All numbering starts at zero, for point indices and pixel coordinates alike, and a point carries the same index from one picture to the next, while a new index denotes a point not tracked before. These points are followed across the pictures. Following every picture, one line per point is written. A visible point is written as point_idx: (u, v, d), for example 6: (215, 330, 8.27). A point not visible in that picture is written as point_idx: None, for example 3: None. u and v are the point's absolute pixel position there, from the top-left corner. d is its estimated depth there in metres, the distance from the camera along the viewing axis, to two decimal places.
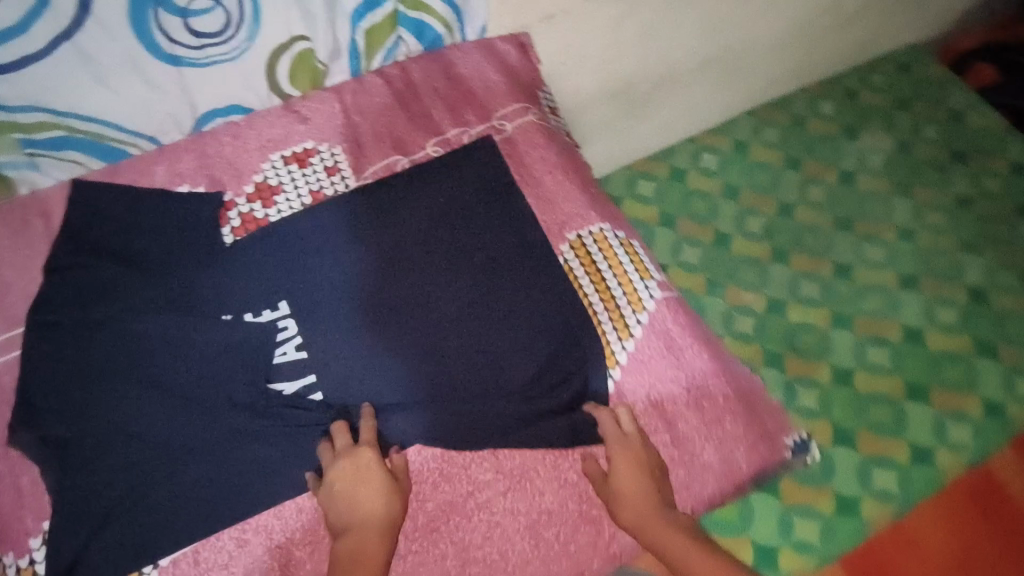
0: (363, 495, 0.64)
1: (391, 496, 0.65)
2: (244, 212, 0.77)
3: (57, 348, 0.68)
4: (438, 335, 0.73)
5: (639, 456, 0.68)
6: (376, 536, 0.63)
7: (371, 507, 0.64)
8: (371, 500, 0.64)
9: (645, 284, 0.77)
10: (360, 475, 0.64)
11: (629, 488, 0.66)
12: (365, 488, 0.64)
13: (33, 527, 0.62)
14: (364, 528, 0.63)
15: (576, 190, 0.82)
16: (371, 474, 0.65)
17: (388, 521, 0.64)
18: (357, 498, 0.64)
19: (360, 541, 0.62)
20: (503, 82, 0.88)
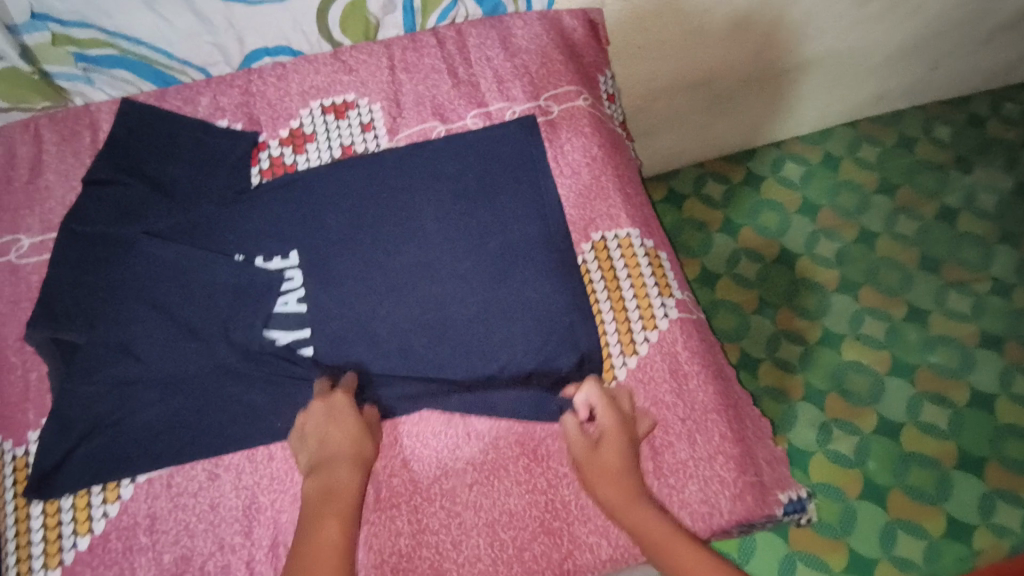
0: (333, 431, 0.63)
1: (362, 436, 0.64)
2: (274, 155, 0.78)
3: (81, 257, 0.71)
4: (440, 316, 0.71)
5: (620, 452, 0.63)
6: (348, 471, 0.61)
7: (342, 444, 0.62)
8: (342, 437, 0.63)
9: (663, 301, 0.72)
10: (332, 411, 0.64)
11: (604, 484, 0.61)
12: (337, 424, 0.63)
13: (33, 422, 0.66)
14: (336, 462, 0.61)
15: (612, 187, 0.76)
16: (342, 410, 0.64)
17: (360, 460, 0.62)
18: (328, 435, 0.63)
19: (331, 475, 0.60)
20: (559, 60, 0.82)
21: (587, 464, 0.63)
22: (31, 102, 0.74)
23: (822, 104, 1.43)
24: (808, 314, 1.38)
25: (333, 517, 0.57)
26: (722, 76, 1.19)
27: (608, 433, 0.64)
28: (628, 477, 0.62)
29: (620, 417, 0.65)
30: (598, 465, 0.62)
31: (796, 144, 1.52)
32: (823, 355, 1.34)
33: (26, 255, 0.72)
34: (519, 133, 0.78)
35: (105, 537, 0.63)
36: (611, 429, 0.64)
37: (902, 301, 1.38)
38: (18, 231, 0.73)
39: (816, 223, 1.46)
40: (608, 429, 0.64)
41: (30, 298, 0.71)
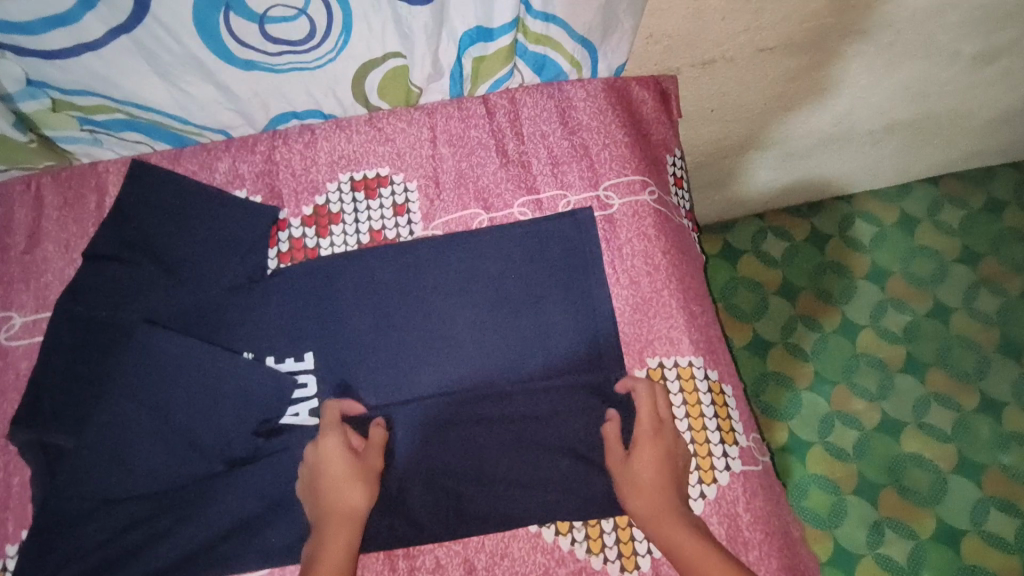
0: (327, 474, 0.58)
1: (355, 481, 0.58)
2: (295, 237, 0.69)
3: (76, 344, 0.64)
4: (466, 442, 0.62)
5: (653, 461, 0.59)
6: (336, 528, 0.55)
7: (334, 492, 0.57)
8: (334, 485, 0.57)
9: (724, 450, 0.62)
10: (322, 452, 0.59)
11: (639, 495, 0.57)
12: (328, 465, 0.58)
13: (11, 535, 0.60)
14: (326, 519, 0.56)
15: (675, 302, 0.66)
16: (330, 451, 0.59)
17: (349, 511, 0.56)
18: (319, 482, 0.58)
19: (321, 535, 0.55)
20: (625, 142, 0.72)
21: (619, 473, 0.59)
22: (32, 162, 0.68)
23: (906, 163, 1.28)
24: (868, 396, 1.25)
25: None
26: (800, 135, 1.06)
27: (641, 439, 0.60)
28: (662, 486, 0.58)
29: (654, 419, 0.60)
30: (631, 479, 0.58)
31: (869, 200, 1.38)
32: (881, 443, 1.22)
33: (17, 336, 0.65)
34: (573, 230, 0.68)
35: None
36: (646, 436, 0.60)
37: (975, 389, 1.25)
38: (10, 307, 0.66)
39: (884, 292, 1.33)
40: (642, 435, 0.60)
41: (19, 386, 0.64)
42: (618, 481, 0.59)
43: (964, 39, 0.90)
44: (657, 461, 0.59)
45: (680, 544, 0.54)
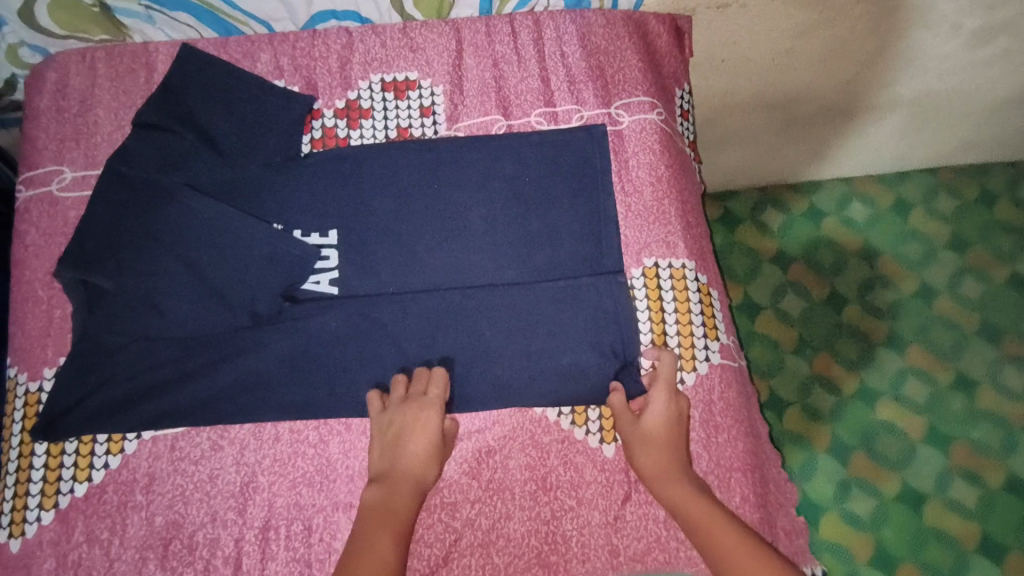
0: (415, 438, 0.61)
1: (435, 454, 0.62)
2: (328, 126, 0.75)
3: (119, 200, 0.70)
4: (469, 316, 0.68)
5: (664, 430, 0.62)
6: (409, 492, 0.59)
7: (411, 462, 0.61)
8: (415, 456, 0.61)
9: (706, 343, 0.68)
10: (412, 416, 0.62)
11: (656, 460, 0.61)
12: (421, 431, 0.62)
13: (51, 359, 0.66)
14: (398, 483, 0.60)
15: (674, 213, 0.71)
16: (425, 419, 0.62)
17: (422, 483, 0.61)
18: (402, 445, 0.61)
19: (391, 492, 0.59)
20: (639, 67, 0.77)
21: (633, 433, 0.62)
22: (90, 33, 0.73)
23: (907, 147, 1.33)
24: (848, 363, 1.31)
25: (384, 533, 0.56)
26: (804, 99, 1.10)
27: (653, 409, 0.63)
28: (673, 455, 0.61)
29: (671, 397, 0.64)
30: (642, 437, 0.61)
31: (868, 183, 1.43)
32: (857, 409, 1.28)
33: (67, 188, 0.72)
34: (585, 142, 0.73)
35: (102, 488, 0.63)
36: (659, 405, 0.63)
37: (951, 367, 1.31)
38: (62, 162, 0.72)
39: (874, 268, 1.38)
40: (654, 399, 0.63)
41: (67, 231, 0.70)
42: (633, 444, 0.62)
43: (963, 13, 0.94)
44: (667, 429, 0.62)
45: (688, 502, 0.57)
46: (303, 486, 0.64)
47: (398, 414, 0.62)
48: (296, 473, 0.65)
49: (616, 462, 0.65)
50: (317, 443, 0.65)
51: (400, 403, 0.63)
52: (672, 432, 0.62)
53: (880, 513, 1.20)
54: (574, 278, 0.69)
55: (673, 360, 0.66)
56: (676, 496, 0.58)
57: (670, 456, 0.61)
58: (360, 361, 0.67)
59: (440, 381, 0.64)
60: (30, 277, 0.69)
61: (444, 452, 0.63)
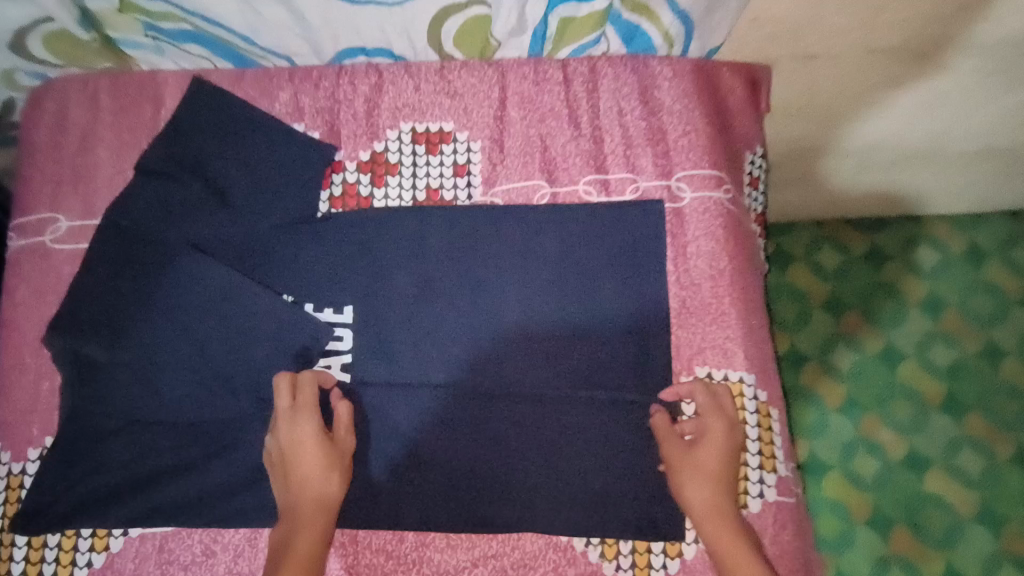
0: (298, 458, 0.57)
1: (330, 463, 0.57)
2: (349, 181, 0.66)
3: (120, 259, 0.63)
4: (494, 420, 0.60)
5: (720, 461, 0.57)
6: (309, 520, 0.55)
7: (305, 482, 0.56)
8: (305, 473, 0.56)
9: (762, 476, 0.59)
10: (294, 433, 0.57)
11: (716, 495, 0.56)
12: (301, 444, 0.57)
13: (36, 438, 0.60)
14: (298, 513, 0.55)
15: (736, 315, 0.62)
16: (301, 430, 0.57)
17: (326, 501, 0.56)
18: (291, 469, 0.57)
19: (294, 522, 0.55)
20: (707, 132, 0.66)
21: (681, 464, 0.57)
22: (90, 62, 0.66)
23: (989, 193, 1.19)
24: (898, 429, 1.21)
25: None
26: (885, 146, 0.97)
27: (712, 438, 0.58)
28: (725, 492, 0.56)
29: (726, 420, 0.58)
30: (692, 469, 0.56)
31: (939, 225, 1.31)
32: (903, 478, 1.18)
33: (62, 240, 0.65)
34: (640, 221, 0.64)
35: None
36: (716, 430, 0.58)
37: (1011, 439, 1.20)
38: (58, 209, 0.65)
39: (936, 323, 1.26)
40: (708, 428, 0.58)
41: (59, 291, 0.64)
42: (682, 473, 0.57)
43: None
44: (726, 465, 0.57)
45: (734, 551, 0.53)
46: None
47: (283, 431, 0.58)
48: None
49: None
50: None
51: (285, 415, 0.58)
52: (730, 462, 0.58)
53: None
54: (616, 388, 0.61)
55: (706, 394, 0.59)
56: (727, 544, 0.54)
57: (722, 495, 0.56)
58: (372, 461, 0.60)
59: (308, 381, 0.59)
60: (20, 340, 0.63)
61: (341, 454, 0.58)
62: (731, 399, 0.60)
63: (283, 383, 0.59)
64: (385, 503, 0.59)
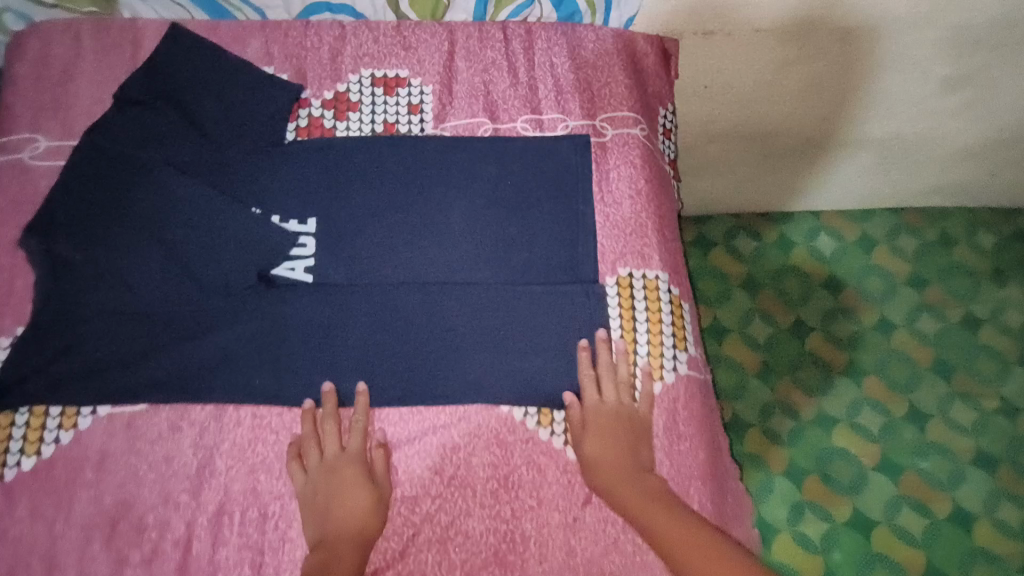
0: (341, 499, 0.61)
1: (371, 502, 0.62)
2: (315, 116, 0.75)
3: (94, 173, 0.69)
4: (444, 313, 0.69)
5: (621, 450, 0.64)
6: (347, 551, 0.59)
7: (348, 515, 0.61)
8: (347, 510, 0.61)
9: (675, 353, 0.70)
10: (333, 480, 0.62)
11: (614, 493, 0.62)
12: (347, 488, 0.61)
13: (8, 328, 0.65)
14: (337, 546, 0.59)
15: (651, 225, 0.75)
16: (346, 475, 0.62)
17: (363, 535, 0.60)
18: (331, 507, 0.61)
19: (329, 554, 0.58)
20: (625, 84, 0.80)
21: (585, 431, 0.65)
22: (77, 4, 0.73)
23: (873, 189, 1.37)
24: (808, 391, 1.32)
25: None
26: (780, 133, 1.15)
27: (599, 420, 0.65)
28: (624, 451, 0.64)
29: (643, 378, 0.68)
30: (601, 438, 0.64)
31: (837, 217, 1.46)
32: (813, 435, 1.28)
33: (40, 158, 0.70)
34: (569, 151, 0.76)
35: (51, 463, 0.61)
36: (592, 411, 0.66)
37: (903, 399, 1.31)
38: (37, 131, 0.71)
39: (837, 300, 1.39)
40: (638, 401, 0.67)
41: (35, 200, 0.69)
42: (596, 486, 0.63)
43: (934, 59, 0.98)
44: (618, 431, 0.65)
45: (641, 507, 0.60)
46: (261, 472, 0.63)
47: (321, 477, 0.62)
48: (255, 459, 0.63)
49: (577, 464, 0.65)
50: (279, 430, 0.64)
51: (320, 464, 0.63)
52: (630, 455, 0.64)
53: (830, 535, 1.21)
54: (552, 288, 0.71)
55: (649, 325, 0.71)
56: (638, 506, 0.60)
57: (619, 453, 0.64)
58: (329, 363, 0.66)
59: (355, 431, 0.64)
60: None
61: (381, 486, 0.63)
62: (647, 293, 0.72)
63: (326, 426, 0.64)
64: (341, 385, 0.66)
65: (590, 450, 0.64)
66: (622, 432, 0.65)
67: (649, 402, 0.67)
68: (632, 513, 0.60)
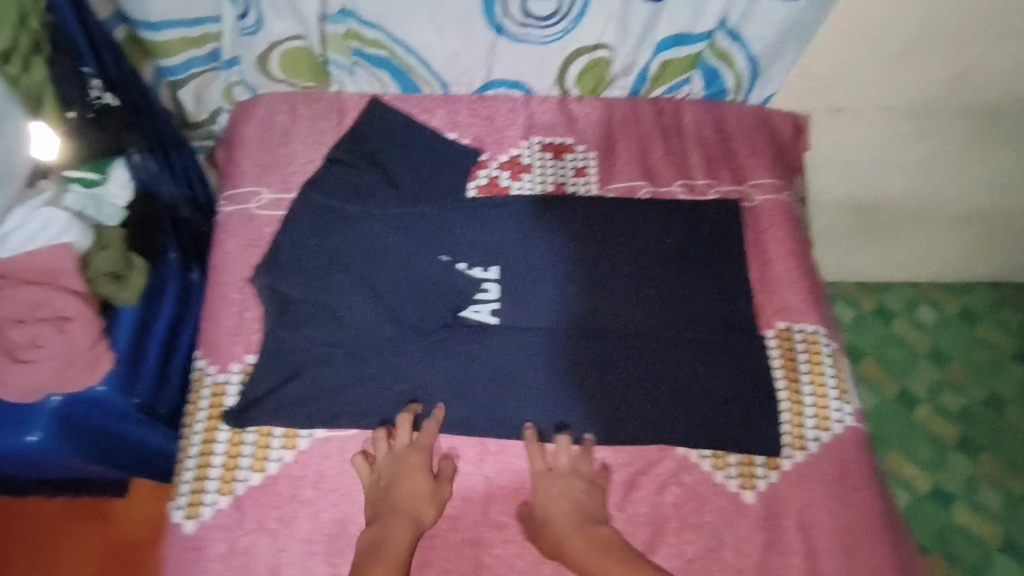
0: (404, 483, 0.67)
1: (428, 494, 0.68)
2: (493, 176, 0.85)
3: (311, 223, 0.79)
4: (619, 355, 0.75)
5: (569, 498, 0.67)
6: (398, 527, 0.64)
7: (404, 498, 0.67)
8: (408, 492, 0.67)
9: (841, 405, 0.73)
10: (401, 466, 0.68)
11: (563, 548, 0.65)
12: (409, 477, 0.68)
13: (239, 355, 0.74)
14: (392, 520, 0.65)
15: (803, 284, 0.80)
16: (412, 464, 0.68)
17: (417, 519, 0.66)
18: (392, 490, 0.67)
19: (382, 531, 0.64)
20: (767, 154, 0.88)
21: (540, 479, 0.69)
22: (298, 80, 0.85)
23: (980, 270, 1.31)
24: (922, 464, 1.15)
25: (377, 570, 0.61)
26: (893, 203, 1.15)
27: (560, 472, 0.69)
28: (573, 502, 0.67)
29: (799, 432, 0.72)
30: (549, 485, 0.69)
31: (931, 286, 1.34)
32: (929, 511, 1.12)
33: (265, 208, 0.81)
34: (721, 212, 0.82)
35: (274, 479, 0.69)
36: (560, 465, 0.70)
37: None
38: (261, 184, 0.82)
39: (944, 372, 1.24)
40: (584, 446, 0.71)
41: (260, 245, 0.79)
42: (538, 535, 0.67)
43: None
44: (568, 487, 0.68)
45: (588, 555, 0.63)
46: (457, 500, 0.70)
47: (390, 458, 0.69)
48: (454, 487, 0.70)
49: (753, 507, 0.69)
50: (474, 460, 0.72)
51: (393, 448, 0.70)
52: (578, 509, 0.67)
53: None
54: (718, 339, 0.75)
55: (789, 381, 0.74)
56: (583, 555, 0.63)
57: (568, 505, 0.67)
58: (516, 400, 0.73)
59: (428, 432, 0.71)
60: (227, 280, 0.78)
61: (441, 486, 0.69)
62: (808, 346, 0.76)
63: (402, 419, 0.71)
64: (525, 420, 0.73)
65: (544, 508, 0.68)
66: (575, 486, 0.68)
67: (822, 451, 0.71)
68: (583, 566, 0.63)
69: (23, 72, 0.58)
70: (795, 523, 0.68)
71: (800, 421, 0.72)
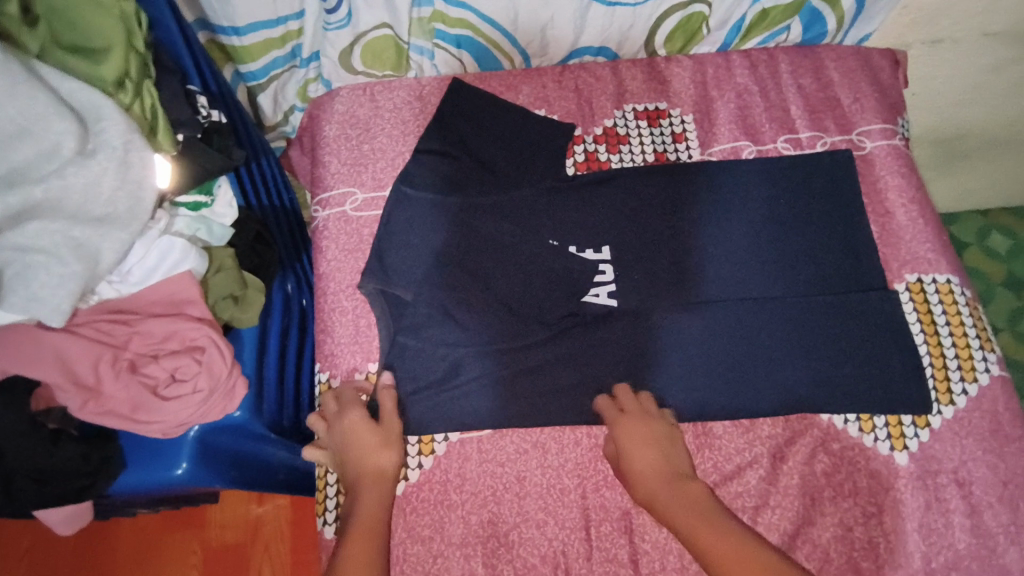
0: (353, 443, 0.64)
1: (384, 446, 0.64)
2: (590, 151, 0.81)
3: (411, 218, 0.75)
4: (751, 326, 0.72)
5: (646, 443, 0.63)
6: (368, 492, 0.60)
7: (365, 457, 0.63)
8: (364, 450, 0.63)
9: (984, 355, 0.71)
10: (345, 428, 0.65)
11: (649, 497, 0.60)
12: (350, 429, 0.65)
13: (361, 364, 0.73)
14: (361, 483, 0.61)
15: (929, 234, 0.77)
16: (352, 421, 0.65)
17: (382, 477, 0.62)
18: (347, 457, 0.64)
19: (356, 496, 0.60)
20: (874, 97, 0.83)
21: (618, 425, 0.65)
22: (377, 70, 0.82)
23: None
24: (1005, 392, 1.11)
25: (356, 540, 0.55)
26: (970, 134, 1.08)
27: (629, 420, 0.65)
28: (658, 450, 0.63)
29: (944, 386, 0.70)
30: (625, 431, 0.64)
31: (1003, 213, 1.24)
32: None
33: (359, 208, 0.78)
34: (833, 165, 0.78)
35: (419, 487, 0.68)
36: (633, 414, 0.66)
37: None
38: (354, 184, 0.79)
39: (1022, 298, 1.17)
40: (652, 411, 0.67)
41: (364, 248, 0.77)
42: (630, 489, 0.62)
43: None
44: (644, 436, 0.64)
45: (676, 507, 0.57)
46: (605, 488, 0.67)
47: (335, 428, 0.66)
48: (597, 477, 0.68)
49: (909, 470, 0.67)
50: None
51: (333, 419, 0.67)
52: (666, 459, 0.62)
53: None
54: (850, 298, 0.72)
55: (929, 334, 0.72)
56: (670, 504, 0.58)
57: (651, 455, 0.62)
58: (651, 386, 0.70)
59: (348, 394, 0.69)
60: (335, 289, 0.76)
61: (392, 437, 0.65)
62: (942, 296, 0.73)
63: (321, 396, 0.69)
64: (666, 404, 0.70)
65: (628, 458, 0.63)
66: (652, 433, 0.64)
67: (972, 405, 0.69)
68: (665, 512, 0.58)
69: (135, 99, 0.56)
70: (954, 481, 0.66)
71: (944, 375, 0.70)
